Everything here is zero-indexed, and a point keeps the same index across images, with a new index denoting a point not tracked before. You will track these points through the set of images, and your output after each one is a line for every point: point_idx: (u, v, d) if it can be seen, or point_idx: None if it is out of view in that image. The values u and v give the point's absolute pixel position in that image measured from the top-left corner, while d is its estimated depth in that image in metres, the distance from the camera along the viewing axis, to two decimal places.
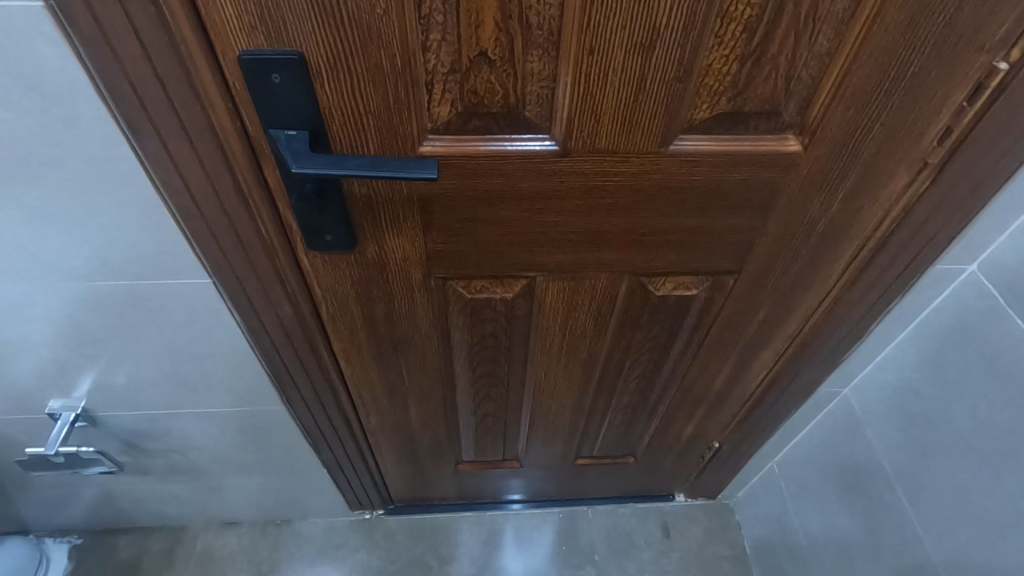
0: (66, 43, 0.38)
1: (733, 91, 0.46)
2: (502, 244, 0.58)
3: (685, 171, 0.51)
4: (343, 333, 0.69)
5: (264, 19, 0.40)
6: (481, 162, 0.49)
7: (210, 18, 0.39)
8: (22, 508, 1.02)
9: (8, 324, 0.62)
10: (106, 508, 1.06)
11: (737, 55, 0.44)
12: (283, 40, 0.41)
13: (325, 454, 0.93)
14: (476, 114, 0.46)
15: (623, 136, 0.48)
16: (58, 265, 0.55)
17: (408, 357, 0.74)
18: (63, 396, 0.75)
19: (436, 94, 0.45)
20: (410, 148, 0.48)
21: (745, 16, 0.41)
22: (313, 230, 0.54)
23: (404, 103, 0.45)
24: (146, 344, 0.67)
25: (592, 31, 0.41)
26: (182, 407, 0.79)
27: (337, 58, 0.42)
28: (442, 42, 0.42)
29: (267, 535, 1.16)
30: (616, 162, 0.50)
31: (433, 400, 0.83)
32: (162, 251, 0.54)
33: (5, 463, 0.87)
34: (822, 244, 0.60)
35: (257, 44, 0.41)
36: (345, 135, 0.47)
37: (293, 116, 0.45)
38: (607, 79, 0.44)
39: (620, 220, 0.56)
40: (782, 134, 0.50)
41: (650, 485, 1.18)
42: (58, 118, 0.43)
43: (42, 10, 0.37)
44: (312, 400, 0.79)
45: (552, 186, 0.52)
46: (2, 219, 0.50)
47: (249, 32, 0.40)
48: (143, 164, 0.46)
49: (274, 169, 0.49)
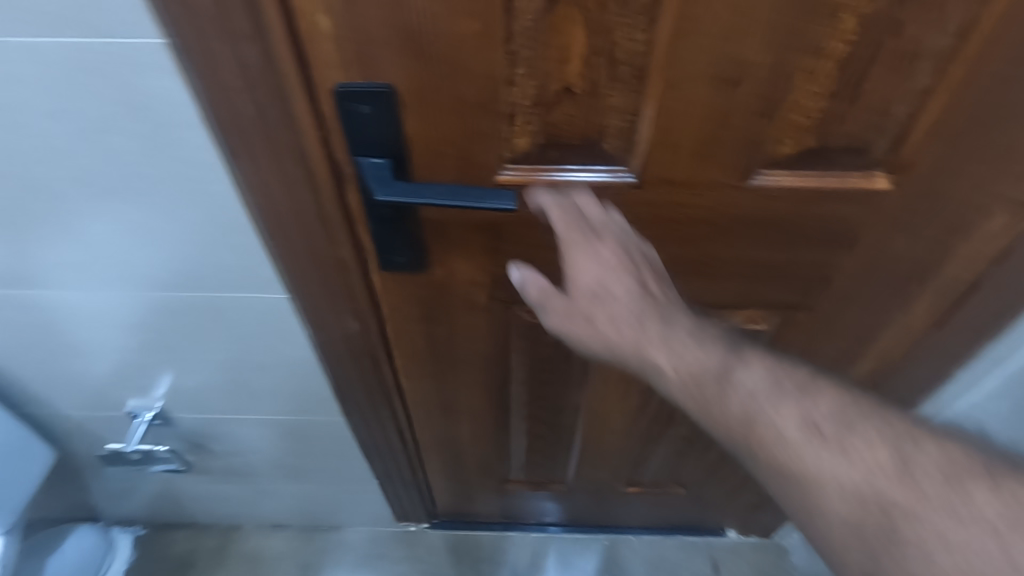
0: (179, 76, 0.41)
1: (821, 127, 0.45)
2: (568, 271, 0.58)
3: (764, 206, 0.50)
4: (405, 349, 0.70)
5: (360, 54, 0.41)
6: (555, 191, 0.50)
7: (312, 53, 0.42)
8: (94, 497, 1.07)
9: (99, 328, 0.66)
10: (168, 503, 1.11)
11: (828, 92, 0.42)
12: (375, 73, 0.43)
13: (376, 466, 0.94)
14: (554, 144, 0.47)
15: (702, 170, 0.47)
16: (150, 277, 0.58)
17: (466, 375, 0.75)
18: (140, 396, 0.79)
19: (517, 125, 0.46)
20: (487, 177, 0.49)
21: (840, 53, 0.40)
22: (385, 251, 0.55)
23: (484, 133, 0.46)
24: (220, 352, 0.70)
25: (678, 68, 0.41)
26: (247, 413, 0.82)
27: (424, 90, 0.43)
28: (528, 77, 0.43)
29: (314, 540, 1.19)
30: (693, 195, 0.49)
31: (486, 418, 0.84)
32: (243, 267, 0.57)
33: (83, 454, 0.92)
34: (906, 284, 0.57)
35: (352, 78, 0.43)
36: (426, 163, 0.48)
37: (379, 145, 0.46)
38: (690, 114, 0.44)
39: (692, 252, 0.55)
40: (870, 171, 0.48)
41: (700, 518, 1.14)
42: (164, 143, 0.45)
43: (163, 47, 0.40)
44: (369, 413, 0.80)
45: (624, 217, 0.51)
46: (105, 232, 0.53)
47: (346, 65, 0.42)
48: (235, 187, 0.49)
49: (356, 194, 0.51)
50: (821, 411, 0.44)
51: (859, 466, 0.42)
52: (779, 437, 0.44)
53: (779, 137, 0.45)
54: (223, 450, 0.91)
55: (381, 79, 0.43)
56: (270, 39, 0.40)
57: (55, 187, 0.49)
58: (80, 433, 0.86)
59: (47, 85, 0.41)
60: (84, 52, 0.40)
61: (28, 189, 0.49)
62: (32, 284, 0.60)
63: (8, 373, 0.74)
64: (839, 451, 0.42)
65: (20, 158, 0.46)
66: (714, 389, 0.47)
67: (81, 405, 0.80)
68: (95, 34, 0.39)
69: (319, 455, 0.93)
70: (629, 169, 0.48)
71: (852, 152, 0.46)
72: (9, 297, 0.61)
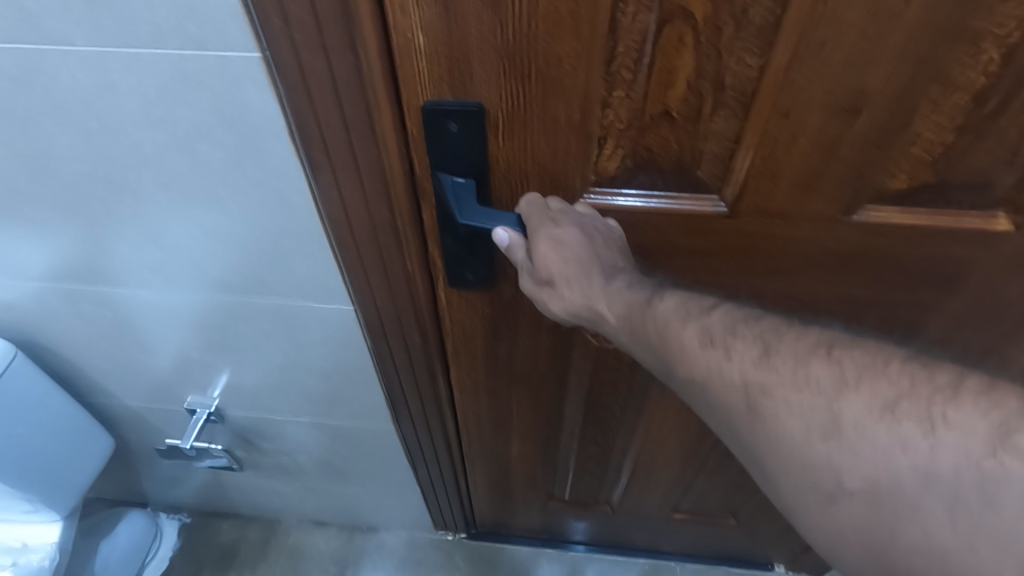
0: (271, 88, 0.41)
1: (941, 163, 0.42)
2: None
3: (863, 240, 0.47)
4: (463, 365, 0.69)
5: (453, 72, 0.40)
6: (639, 217, 0.48)
7: (404, 70, 0.41)
8: (147, 483, 1.10)
9: (168, 326, 0.67)
10: (215, 493, 1.13)
11: (955, 125, 0.39)
12: (467, 91, 0.42)
13: (422, 474, 0.94)
14: (643, 169, 0.45)
15: (798, 202, 0.45)
16: (222, 280, 0.59)
17: (522, 393, 0.73)
18: (199, 393, 0.80)
19: (607, 148, 0.44)
20: (569, 198, 0.48)
21: (974, 85, 0.37)
22: (456, 269, 0.54)
23: (572, 155, 0.44)
24: (281, 355, 0.70)
25: (791, 95, 0.39)
26: (301, 415, 0.82)
27: (515, 110, 0.42)
28: (627, 100, 0.41)
29: (353, 540, 1.19)
30: (787, 225, 0.47)
31: (538, 436, 0.82)
32: (313, 276, 0.57)
33: (141, 443, 0.95)
34: (1012, 329, 0.53)
35: (442, 96, 0.42)
36: (507, 182, 0.47)
37: (462, 163, 0.45)
38: (796, 142, 0.42)
39: (778, 284, 0.52)
40: (990, 212, 0.44)
41: (747, 550, 1.10)
42: (250, 154, 0.45)
43: (258, 60, 0.39)
44: (421, 424, 0.79)
45: (709, 244, 0.50)
46: (184, 236, 0.54)
47: (437, 82, 0.41)
48: (314, 198, 0.49)
49: (432, 211, 0.50)
50: (738, 342, 0.39)
51: (796, 413, 0.36)
52: (707, 381, 0.39)
53: (893, 171, 0.42)
54: (274, 448, 0.92)
55: (471, 97, 0.42)
56: (365, 55, 0.39)
57: (140, 190, 0.49)
58: (139, 423, 0.89)
59: (142, 92, 0.42)
60: (181, 62, 0.40)
61: (114, 191, 0.50)
62: (109, 282, 0.61)
63: (78, 363, 0.76)
64: (787, 387, 0.36)
65: (111, 162, 0.47)
66: (650, 325, 0.43)
67: (144, 397, 0.82)
68: (194, 45, 0.39)
69: (366, 459, 0.93)
70: (720, 197, 0.47)
71: (974, 189, 0.43)
72: (86, 292, 0.63)
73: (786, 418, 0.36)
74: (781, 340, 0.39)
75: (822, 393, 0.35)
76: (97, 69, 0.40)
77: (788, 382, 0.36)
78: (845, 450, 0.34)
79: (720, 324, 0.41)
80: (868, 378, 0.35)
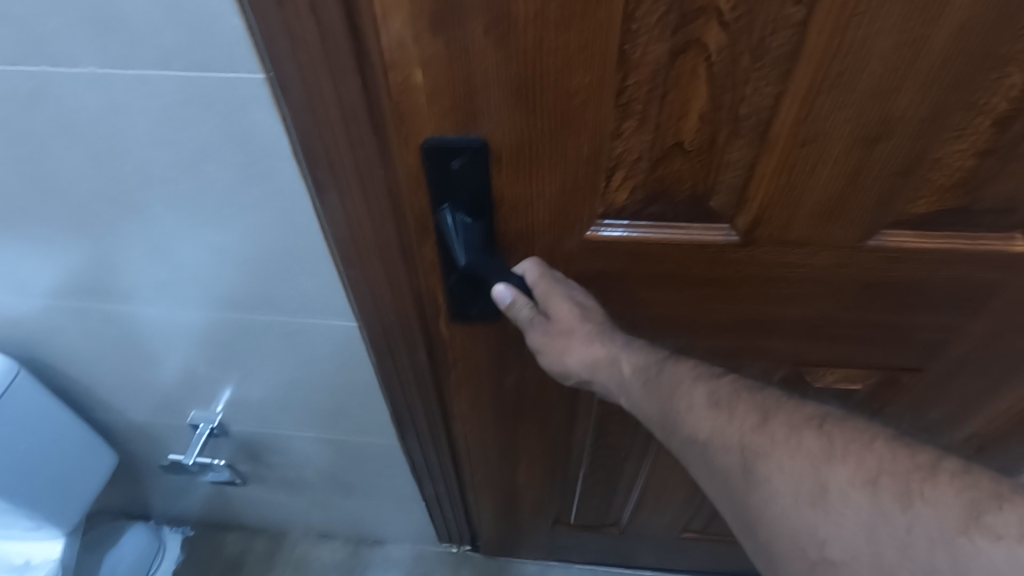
0: (277, 109, 0.41)
1: (963, 187, 0.43)
2: (657, 326, 0.56)
3: (883, 267, 0.48)
4: (468, 392, 0.68)
5: (454, 110, 0.40)
6: (653, 249, 0.48)
7: (401, 105, 0.40)
8: (151, 496, 1.10)
9: (172, 342, 0.67)
10: (220, 506, 1.13)
11: (978, 150, 0.40)
12: (467, 127, 0.41)
13: (427, 489, 0.93)
14: (656, 201, 0.46)
15: (815, 231, 0.46)
16: (227, 297, 0.58)
17: (529, 419, 0.72)
18: (202, 407, 0.79)
19: (619, 182, 0.44)
20: (577, 232, 0.48)
21: (1000, 110, 0.38)
22: (461, 303, 0.55)
23: (581, 188, 0.44)
24: (287, 371, 0.70)
25: (812, 125, 0.39)
26: (307, 430, 0.82)
27: (521, 145, 0.42)
28: (638, 136, 0.41)
29: (359, 553, 1.19)
30: (805, 253, 0.47)
31: (545, 462, 0.81)
32: (319, 294, 0.57)
33: (146, 457, 0.94)
34: None
35: (441, 133, 0.41)
36: (510, 218, 0.47)
37: (467, 201, 0.45)
38: (817, 171, 0.41)
39: (795, 311, 0.53)
40: (1009, 234, 0.45)
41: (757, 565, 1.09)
42: (257, 173, 0.45)
43: (263, 81, 0.39)
44: (427, 440, 0.79)
45: (724, 274, 0.50)
46: (191, 254, 0.53)
47: (437, 120, 0.41)
48: (319, 218, 0.49)
49: (434, 246, 0.50)
50: (740, 405, 0.43)
51: (788, 477, 0.39)
52: (708, 441, 0.43)
53: (916, 197, 0.43)
54: (279, 463, 0.91)
55: (473, 133, 0.41)
56: (372, 76, 0.38)
57: (146, 210, 0.49)
58: (144, 437, 0.88)
59: (149, 113, 0.41)
60: (188, 84, 0.39)
61: (120, 211, 0.50)
62: (113, 298, 0.61)
63: (83, 379, 0.75)
64: (780, 451, 0.40)
65: (117, 182, 0.47)
66: (659, 387, 0.47)
67: (149, 411, 0.81)
68: (202, 68, 0.38)
69: (372, 475, 0.92)
70: (733, 227, 0.47)
71: (998, 213, 0.44)
72: (92, 309, 0.63)
73: (777, 481, 0.39)
74: (780, 408, 0.42)
75: (813, 459, 0.39)
76: (103, 91, 0.40)
77: (781, 445, 0.40)
78: (831, 517, 0.37)
79: (725, 389, 0.45)
80: (856, 449, 0.39)
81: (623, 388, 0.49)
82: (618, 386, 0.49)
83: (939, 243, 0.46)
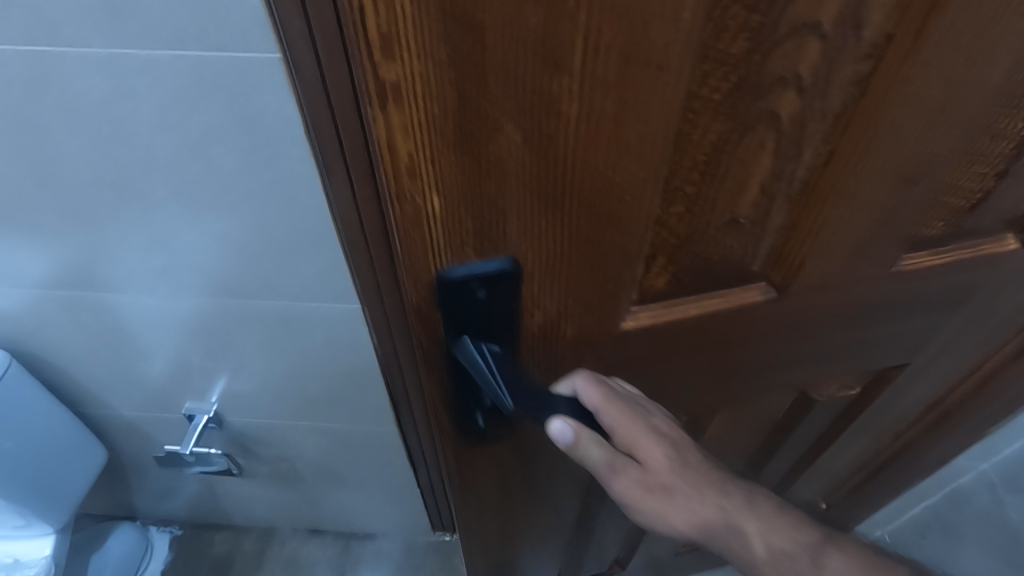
0: (290, 91, 0.42)
1: (978, 203, 0.43)
2: (678, 387, 0.53)
3: (902, 288, 0.47)
4: (483, 493, 0.58)
5: (478, 235, 0.33)
6: (690, 322, 0.45)
7: (408, 240, 0.32)
8: (136, 496, 1.08)
9: (167, 332, 0.67)
10: (208, 505, 1.11)
11: (997, 170, 0.41)
12: (494, 250, 0.34)
13: (421, 475, 0.95)
14: (694, 279, 0.42)
15: (852, 269, 0.44)
16: (226, 283, 0.59)
17: (547, 491, 0.64)
18: (195, 400, 0.79)
19: (661, 268, 0.41)
20: (614, 326, 0.42)
21: None
22: (478, 433, 0.48)
23: (620, 284, 0.39)
24: (284, 359, 0.70)
25: (858, 181, 0.37)
26: (303, 420, 0.82)
27: (555, 258, 0.36)
28: (686, 215, 0.37)
29: (350, 548, 1.19)
30: (833, 297, 0.46)
31: (555, 526, 0.73)
32: (320, 278, 0.58)
33: (133, 454, 0.93)
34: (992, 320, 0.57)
35: (459, 261, 0.34)
36: (535, 330, 0.41)
37: (489, 330, 0.39)
38: (860, 221, 0.40)
39: (813, 346, 0.52)
40: (1001, 235, 0.48)
41: None
42: (266, 155, 0.46)
43: (278, 62, 0.40)
44: (423, 426, 0.80)
45: (751, 329, 0.47)
46: (193, 239, 0.54)
47: (456, 249, 0.33)
48: (327, 199, 0.50)
49: (442, 377, 0.43)
50: None
51: None
52: None
53: (938, 220, 0.43)
54: (272, 456, 0.91)
55: (500, 254, 0.34)
56: None
57: (149, 194, 0.49)
58: (133, 434, 0.87)
59: (157, 95, 0.42)
60: (198, 66, 0.40)
61: (121, 195, 0.50)
62: (108, 287, 0.60)
63: (71, 373, 0.74)
64: None
65: (120, 165, 0.47)
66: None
67: (138, 406, 0.80)
68: (214, 48, 0.39)
69: (366, 465, 0.93)
70: (770, 283, 0.44)
71: (1000, 218, 0.46)
72: (84, 299, 0.62)
73: None
74: None
75: None
76: (113, 72, 0.40)
77: None
78: None
79: None
80: None
81: (743, 551, 0.51)
82: (735, 551, 0.51)
83: (949, 256, 0.46)
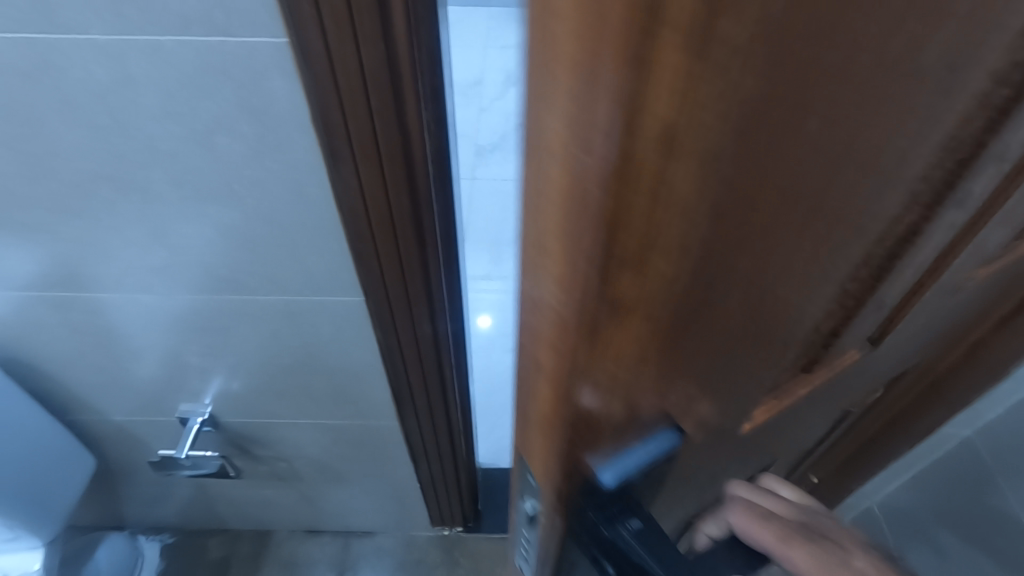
0: (298, 77, 0.41)
1: None
2: (769, 450, 0.48)
3: (969, 300, 0.45)
4: None
5: (645, 395, 0.27)
6: (797, 398, 0.40)
7: (570, 421, 0.26)
8: (125, 504, 1.05)
9: (163, 332, 0.65)
10: (201, 510, 1.09)
11: None
12: (657, 402, 0.28)
13: (422, 471, 0.94)
14: (818, 359, 0.37)
15: (937, 307, 0.40)
16: (226, 278, 0.57)
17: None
18: (191, 402, 0.77)
19: (793, 349, 0.32)
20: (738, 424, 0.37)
21: None
22: None
23: (757, 387, 0.34)
24: (284, 356, 0.69)
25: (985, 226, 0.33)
26: (302, 418, 0.81)
27: (710, 387, 0.30)
28: (835, 306, 0.31)
29: (348, 546, 1.18)
30: (916, 331, 0.43)
31: None
32: (324, 270, 0.57)
33: (124, 461, 0.91)
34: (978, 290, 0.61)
35: (616, 427, 0.28)
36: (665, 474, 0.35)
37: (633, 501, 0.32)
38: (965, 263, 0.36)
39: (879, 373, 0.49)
40: None
41: None
42: (272, 144, 0.45)
43: (286, 46, 0.39)
44: (425, 418, 0.80)
45: (839, 384, 0.43)
46: (193, 233, 0.52)
47: (619, 417, 0.27)
48: (332, 189, 0.49)
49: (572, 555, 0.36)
50: None
51: None
52: None
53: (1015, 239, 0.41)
54: (270, 455, 0.90)
55: (661, 403, 0.28)
56: (393, 42, 0.40)
57: (147, 186, 0.48)
58: (124, 439, 0.85)
59: (160, 83, 0.41)
60: (204, 51, 0.39)
61: (117, 188, 0.48)
62: (102, 287, 0.58)
63: (59, 378, 0.72)
64: None
65: (117, 157, 0.46)
66: None
67: (131, 410, 0.78)
68: (219, 33, 0.38)
69: (366, 461, 0.92)
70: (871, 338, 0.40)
71: None
72: (74, 299, 0.60)
73: None
74: None
75: None
76: (112, 60, 0.39)
77: None
78: None
79: None
80: None
81: None
82: None
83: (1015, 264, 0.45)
